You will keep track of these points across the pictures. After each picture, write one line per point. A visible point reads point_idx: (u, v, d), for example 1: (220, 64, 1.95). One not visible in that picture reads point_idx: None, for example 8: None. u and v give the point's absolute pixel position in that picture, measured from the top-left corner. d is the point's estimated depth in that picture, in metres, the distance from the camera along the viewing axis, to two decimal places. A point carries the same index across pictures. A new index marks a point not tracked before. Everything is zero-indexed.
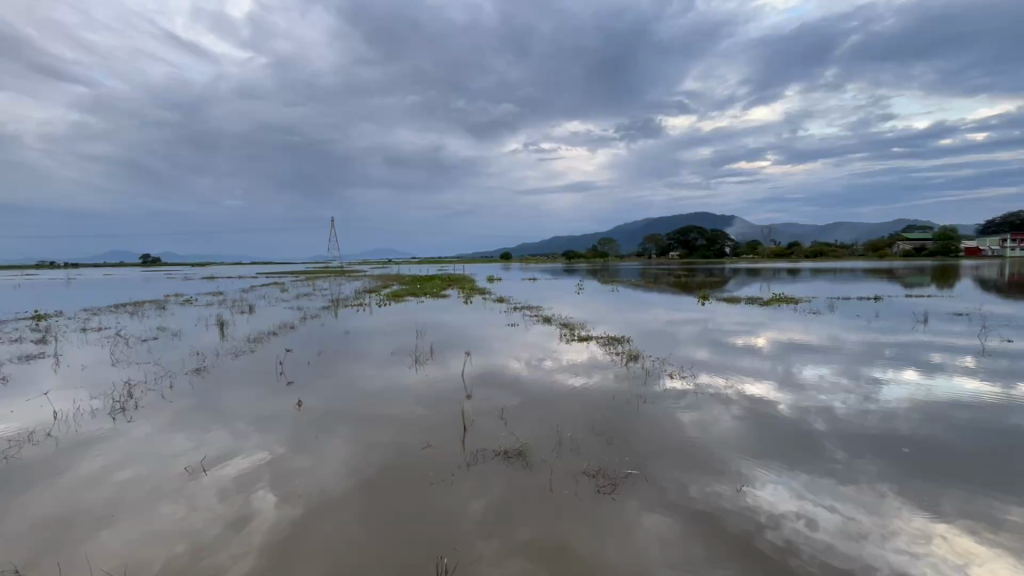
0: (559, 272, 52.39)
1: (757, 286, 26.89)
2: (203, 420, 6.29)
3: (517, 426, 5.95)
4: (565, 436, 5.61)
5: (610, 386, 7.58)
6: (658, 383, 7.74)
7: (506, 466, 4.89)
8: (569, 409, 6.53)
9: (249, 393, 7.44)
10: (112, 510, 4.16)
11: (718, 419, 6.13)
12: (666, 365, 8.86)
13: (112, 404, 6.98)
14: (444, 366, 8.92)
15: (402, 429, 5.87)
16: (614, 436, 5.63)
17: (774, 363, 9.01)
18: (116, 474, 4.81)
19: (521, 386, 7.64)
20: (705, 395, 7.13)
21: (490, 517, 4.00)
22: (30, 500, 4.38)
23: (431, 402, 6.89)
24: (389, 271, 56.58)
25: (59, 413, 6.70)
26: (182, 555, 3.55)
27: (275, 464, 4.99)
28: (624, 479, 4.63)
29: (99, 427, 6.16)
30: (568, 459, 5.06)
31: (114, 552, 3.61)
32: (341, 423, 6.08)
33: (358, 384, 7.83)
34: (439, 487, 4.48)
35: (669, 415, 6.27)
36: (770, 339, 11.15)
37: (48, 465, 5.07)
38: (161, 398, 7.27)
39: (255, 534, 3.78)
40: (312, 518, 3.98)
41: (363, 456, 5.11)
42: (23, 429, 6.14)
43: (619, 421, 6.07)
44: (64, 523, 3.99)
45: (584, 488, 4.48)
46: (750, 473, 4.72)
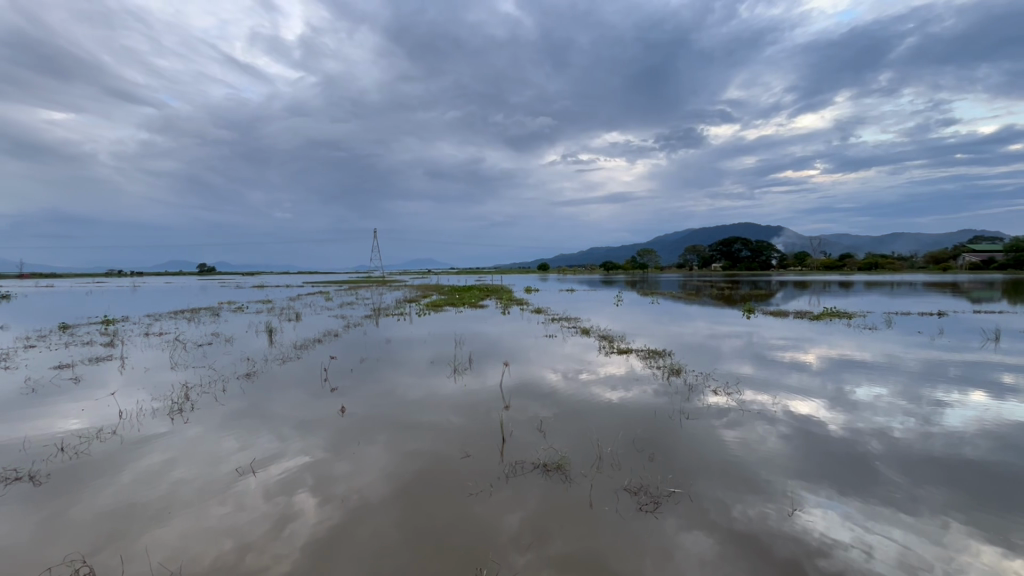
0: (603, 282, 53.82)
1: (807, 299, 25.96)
2: (252, 422, 6.56)
3: (556, 439, 5.89)
4: (605, 451, 5.50)
5: (650, 400, 7.42)
6: (699, 399, 7.51)
7: (545, 480, 4.84)
8: (608, 423, 6.41)
9: (295, 398, 7.70)
10: (168, 506, 4.37)
11: (764, 438, 5.88)
12: (709, 381, 8.55)
13: (171, 405, 7.37)
14: (482, 376, 8.96)
15: (440, 438, 5.92)
16: (655, 453, 5.48)
17: (824, 381, 8.54)
18: (172, 472, 5.06)
19: (559, 398, 7.58)
20: (749, 412, 6.86)
21: (527, 531, 3.96)
22: (94, 493, 4.66)
23: (469, 412, 6.93)
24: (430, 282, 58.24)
25: (123, 412, 7.13)
26: (228, 552, 3.68)
27: (317, 468, 5.11)
28: (668, 497, 4.49)
29: (159, 426, 6.51)
30: (608, 475, 4.96)
31: (168, 546, 3.79)
32: (381, 430, 6.19)
33: (398, 392, 7.97)
34: (477, 497, 4.49)
35: (712, 433, 6.06)
36: (820, 356, 10.60)
37: (111, 461, 5.39)
38: (214, 400, 7.61)
39: (297, 535, 3.89)
40: (351, 523, 4.05)
41: (401, 464, 5.17)
42: (92, 426, 6.56)
43: (660, 437, 5.91)
44: (125, 516, 4.22)
45: (624, 505, 4.37)
46: (797, 495, 4.50)
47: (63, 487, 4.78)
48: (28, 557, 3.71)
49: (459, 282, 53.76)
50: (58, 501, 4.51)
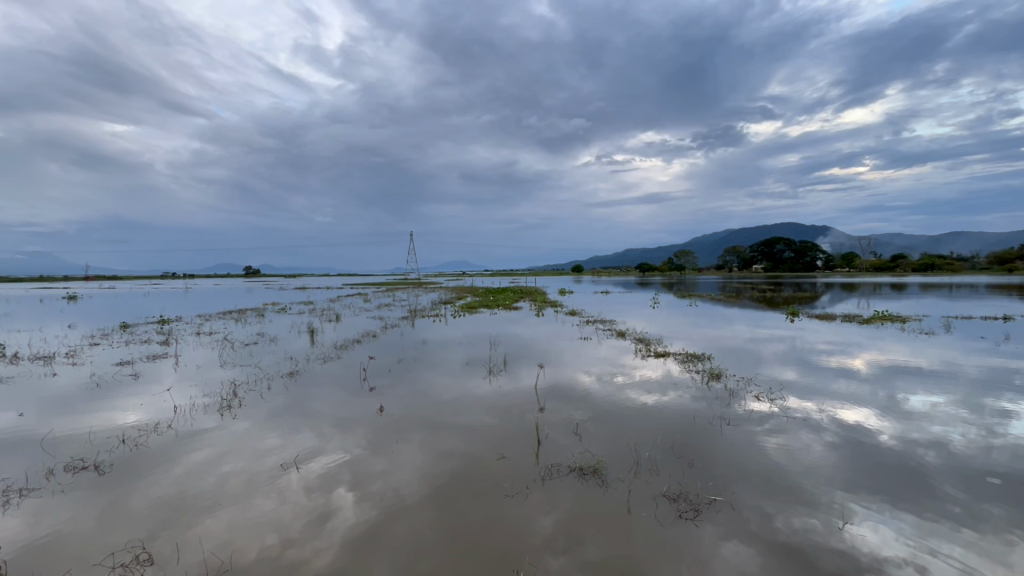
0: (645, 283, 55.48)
1: (855, 301, 25.24)
2: (295, 419, 6.78)
3: (592, 442, 5.83)
4: (643, 456, 5.41)
5: (688, 405, 7.25)
6: (740, 404, 7.29)
7: (581, 483, 4.80)
8: (644, 428, 6.30)
9: (335, 397, 7.92)
10: (216, 498, 4.57)
11: (809, 446, 5.65)
12: (750, 386, 8.27)
13: (220, 401, 7.71)
14: (517, 378, 8.99)
15: (475, 438, 5.96)
16: (695, 459, 5.35)
17: (874, 388, 8.12)
18: (220, 465, 5.29)
19: (594, 401, 7.51)
20: (794, 419, 6.60)
21: (561, 534, 3.93)
22: (151, 483, 4.93)
23: (504, 413, 6.96)
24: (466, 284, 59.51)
25: (177, 407, 7.51)
26: (272, 544, 3.82)
27: (355, 466, 5.24)
28: (708, 505, 4.37)
29: (209, 421, 6.83)
30: (646, 480, 4.88)
31: (217, 536, 3.96)
32: (417, 430, 6.29)
33: (433, 392, 8.10)
34: (512, 499, 4.49)
35: (753, 439, 5.87)
36: (870, 362, 10.10)
37: (166, 454, 5.68)
38: (259, 398, 7.91)
39: (336, 530, 4.00)
40: (388, 520, 4.13)
41: (437, 464, 5.23)
42: (149, 420, 6.94)
43: (700, 443, 5.77)
44: (178, 507, 4.44)
45: (663, 512, 4.28)
46: (845, 507, 4.30)
47: (122, 477, 5.07)
48: (92, 541, 3.96)
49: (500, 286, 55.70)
50: (118, 490, 4.78)
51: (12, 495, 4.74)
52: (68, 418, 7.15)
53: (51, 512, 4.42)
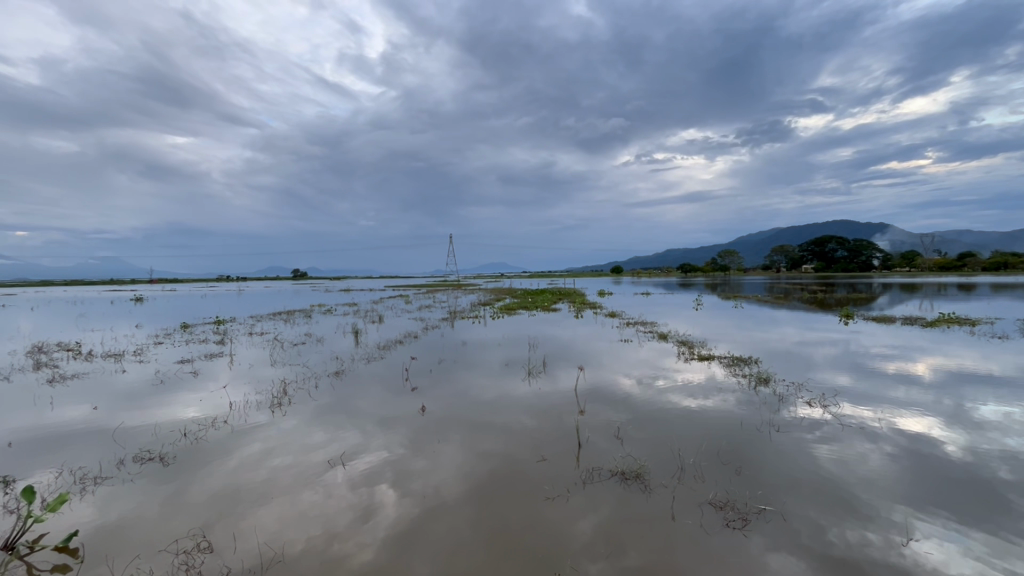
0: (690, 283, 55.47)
1: (918, 300, 24.43)
2: (341, 417, 7.00)
3: (634, 447, 5.72)
4: (687, 462, 5.27)
5: (734, 410, 7.01)
6: (789, 410, 6.99)
7: (622, 488, 4.73)
8: (687, 432, 6.14)
9: (378, 395, 8.13)
10: (267, 491, 4.77)
11: (865, 456, 5.35)
12: (802, 392, 7.90)
13: (271, 399, 8.06)
14: (556, 380, 8.93)
15: (515, 439, 5.98)
16: (742, 466, 5.17)
17: (939, 396, 7.58)
18: (271, 460, 5.53)
19: (635, 404, 7.38)
20: (848, 427, 6.27)
21: (602, 539, 3.89)
22: (208, 475, 5.20)
23: (543, 414, 6.95)
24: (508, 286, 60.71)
25: (232, 403, 7.90)
26: (319, 538, 3.96)
27: (397, 464, 5.36)
28: (757, 514, 4.21)
29: (261, 417, 7.15)
30: (691, 486, 4.75)
31: (268, 528, 4.13)
32: (457, 429, 6.37)
33: (472, 393, 8.18)
34: (553, 502, 4.47)
35: (804, 447, 5.63)
36: (934, 367, 9.45)
37: (222, 447, 5.99)
38: (307, 395, 8.23)
39: (378, 526, 4.11)
40: (429, 518, 4.21)
41: (476, 464, 5.27)
42: (207, 415, 7.33)
43: (747, 450, 5.57)
44: (233, 498, 4.67)
45: (709, 520, 4.15)
46: (907, 522, 4.05)
47: (183, 469, 5.38)
48: (157, 528, 4.22)
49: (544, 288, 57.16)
50: (179, 481, 5.09)
51: (88, 482, 5.12)
52: (136, 412, 7.65)
53: (121, 500, 4.74)
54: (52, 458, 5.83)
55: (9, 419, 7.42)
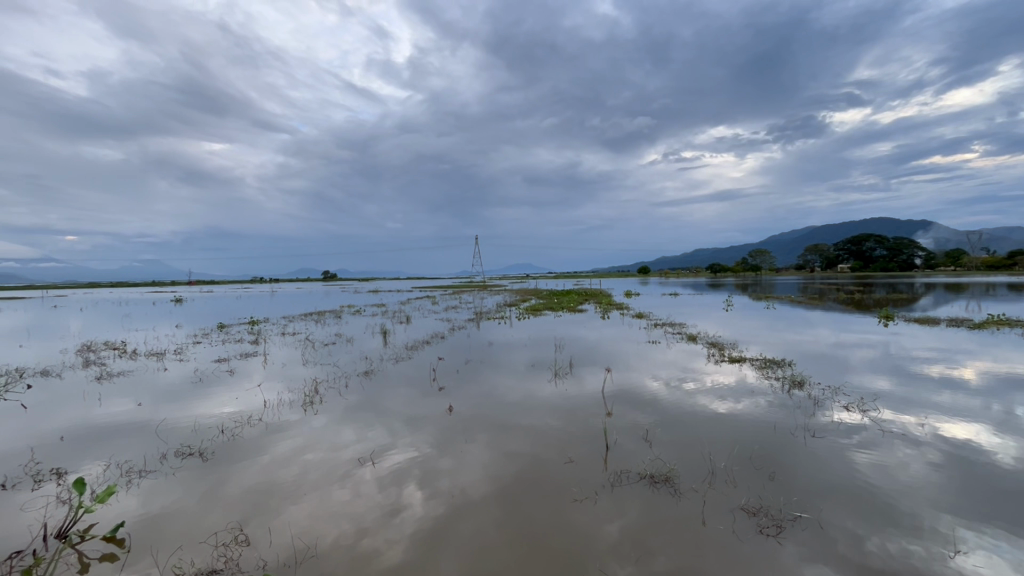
0: (719, 283, 55.01)
1: (964, 300, 23.64)
2: (369, 416, 7.12)
3: (663, 449, 5.64)
4: (718, 466, 5.16)
5: (765, 414, 6.82)
6: (825, 414, 6.77)
7: (651, 492, 4.66)
8: (718, 436, 6.00)
9: (406, 395, 8.24)
10: (298, 488, 4.88)
11: (907, 463, 5.13)
12: (838, 396, 7.64)
13: (303, 397, 8.26)
14: (582, 381, 8.86)
15: (540, 440, 5.96)
16: (776, 472, 5.02)
17: (987, 401, 7.22)
18: (302, 457, 5.67)
19: (663, 406, 7.26)
20: (888, 432, 6.03)
21: (630, 542, 3.84)
22: (242, 471, 5.36)
23: (569, 416, 6.91)
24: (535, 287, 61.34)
25: (266, 402, 8.12)
26: (348, 534, 4.03)
27: (424, 463, 5.42)
28: (792, 522, 4.09)
29: (293, 415, 7.34)
30: (722, 491, 4.65)
31: (300, 523, 4.23)
32: (483, 430, 6.40)
33: (498, 394, 8.18)
34: (580, 504, 4.44)
35: (839, 452, 5.44)
36: (981, 371, 9.00)
37: (256, 444, 6.16)
38: (338, 394, 8.42)
39: (406, 524, 4.16)
40: (455, 518, 4.23)
41: (502, 465, 5.28)
42: (242, 413, 7.56)
43: (780, 455, 5.42)
44: (266, 494, 4.80)
45: (741, 526, 4.06)
46: (953, 533, 3.87)
47: (219, 465, 5.56)
48: (195, 521, 4.37)
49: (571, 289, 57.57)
50: (216, 476, 5.26)
51: (133, 475, 5.36)
52: (177, 409, 7.96)
53: (162, 493, 4.93)
54: (99, 452, 6.11)
55: (61, 414, 7.82)
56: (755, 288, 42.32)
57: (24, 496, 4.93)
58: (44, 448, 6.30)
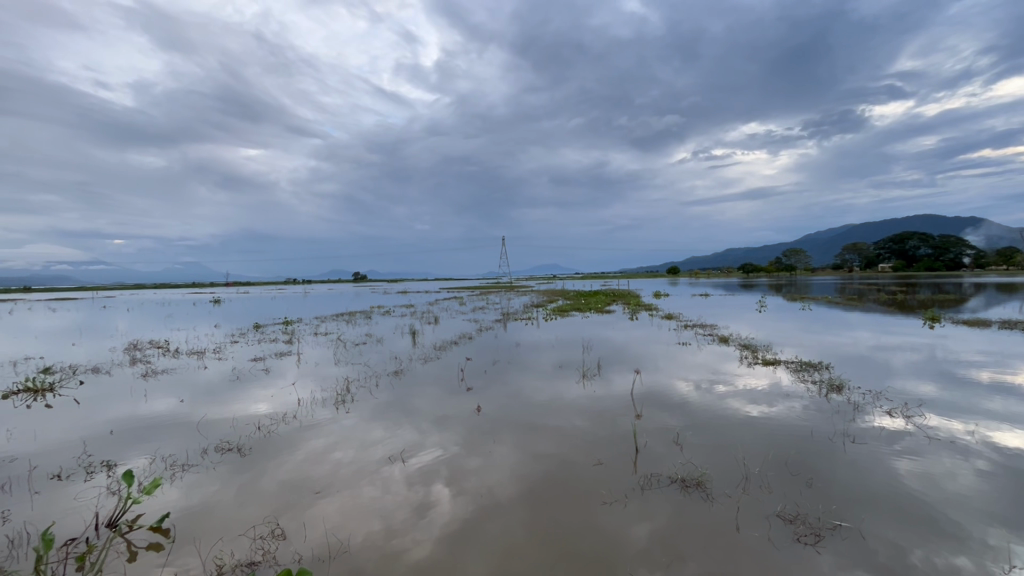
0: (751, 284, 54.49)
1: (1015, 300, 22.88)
2: (398, 415, 7.23)
3: (694, 453, 5.53)
4: (752, 471, 5.02)
5: (801, 419, 6.60)
6: (865, 420, 6.51)
7: (682, 496, 4.58)
8: (751, 440, 5.85)
9: (435, 395, 8.33)
10: (330, 484, 4.99)
11: (954, 472, 4.89)
12: (879, 401, 7.33)
13: (335, 395, 8.44)
14: (610, 383, 8.76)
15: (568, 442, 5.93)
16: (813, 478, 4.86)
17: None
18: (333, 454, 5.80)
19: (693, 409, 7.12)
20: (934, 440, 5.75)
21: (659, 547, 3.78)
22: (277, 467, 5.52)
23: (597, 417, 6.85)
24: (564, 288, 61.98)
25: (299, 400, 8.34)
26: (378, 531, 4.10)
27: (452, 462, 5.47)
28: (831, 531, 3.95)
29: (326, 413, 7.51)
30: (756, 497, 4.53)
31: (332, 519, 4.32)
32: (510, 430, 6.42)
33: (526, 394, 8.18)
34: (610, 507, 4.40)
35: (880, 460, 5.23)
36: None
37: (290, 441, 6.34)
38: (369, 393, 8.59)
39: (434, 523, 4.21)
40: (483, 518, 4.25)
41: (530, 465, 5.28)
42: (277, 410, 7.79)
43: (817, 461, 5.25)
44: (300, 489, 4.93)
45: (777, 533, 3.94)
46: (1006, 547, 3.67)
47: (256, 460, 5.74)
48: (233, 514, 4.52)
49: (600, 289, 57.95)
50: (253, 471, 5.43)
51: (176, 468, 5.58)
52: (216, 405, 8.26)
53: (202, 486, 5.12)
54: (146, 446, 6.40)
55: (110, 409, 8.23)
56: (785, 288, 42.17)
57: (77, 486, 5.20)
58: (95, 441, 6.64)
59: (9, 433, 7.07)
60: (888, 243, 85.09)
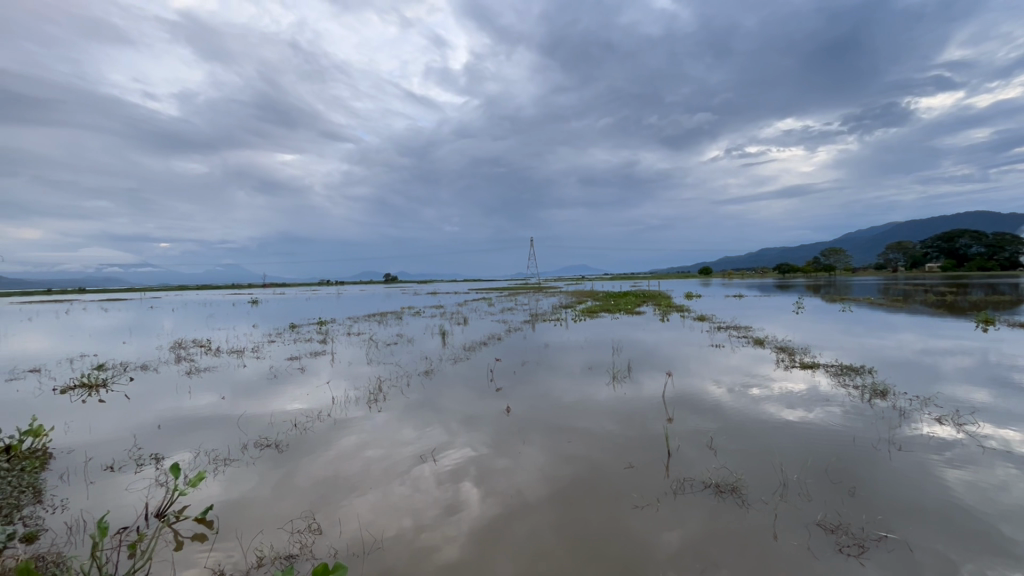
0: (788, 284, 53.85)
1: None
2: (428, 414, 7.32)
3: (728, 458, 5.40)
4: (790, 478, 4.87)
5: (842, 425, 6.35)
6: (912, 428, 6.20)
7: (716, 501, 4.48)
8: (789, 446, 5.66)
9: (465, 395, 8.40)
10: (362, 481, 5.10)
11: (1011, 484, 4.61)
12: (928, 408, 6.97)
13: (367, 394, 8.61)
14: (640, 386, 8.63)
15: (597, 444, 5.88)
16: (856, 487, 4.67)
17: None
18: (366, 452, 5.91)
19: (727, 413, 6.95)
20: (988, 449, 5.44)
21: (692, 554, 3.70)
22: (311, 463, 5.67)
23: (628, 420, 6.76)
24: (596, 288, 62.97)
25: (333, 398, 8.55)
26: (408, 528, 4.16)
27: (481, 462, 5.50)
28: (875, 542, 3.79)
29: (359, 412, 7.67)
30: (795, 505, 4.38)
31: (364, 516, 4.40)
32: (539, 431, 6.40)
33: (555, 396, 8.14)
34: (641, 511, 4.34)
35: (929, 469, 4.99)
36: None
37: (325, 438, 6.51)
38: (400, 392, 8.72)
39: (463, 521, 4.24)
40: (512, 518, 4.26)
41: (558, 467, 5.26)
42: (312, 408, 8.01)
43: (860, 469, 5.04)
44: (333, 486, 5.05)
45: (818, 543, 3.80)
46: None
47: (292, 456, 5.91)
48: (270, 508, 4.67)
49: (632, 288, 58.44)
50: (290, 466, 5.60)
51: (219, 462, 5.81)
52: (256, 402, 8.55)
53: (242, 480, 5.31)
54: (191, 440, 6.68)
55: (157, 404, 8.62)
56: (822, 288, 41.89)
57: (127, 477, 5.46)
58: (144, 434, 6.97)
59: (66, 426, 7.49)
60: (936, 241, 81.01)
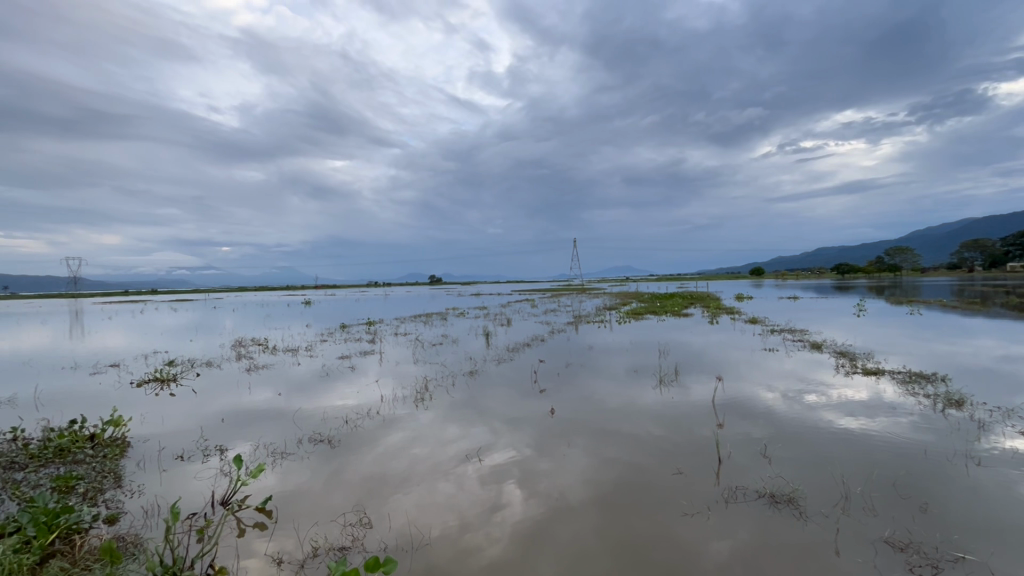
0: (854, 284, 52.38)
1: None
2: (473, 414, 7.40)
3: (784, 467, 5.15)
4: (853, 491, 4.60)
5: (912, 436, 5.93)
6: (993, 441, 5.72)
7: (772, 512, 4.28)
8: (852, 457, 5.34)
9: (509, 396, 8.44)
10: (409, 479, 5.21)
11: None
12: (1011, 420, 6.41)
13: (414, 393, 8.81)
14: (688, 390, 8.37)
15: (643, 449, 5.77)
16: (928, 503, 4.36)
17: None
18: (411, 450, 6.04)
19: (783, 420, 6.62)
20: None
21: (746, 566, 3.56)
22: (360, 459, 5.85)
23: (675, 425, 6.59)
24: (651, 288, 63.62)
25: (382, 396, 8.80)
26: (453, 526, 4.22)
27: (525, 463, 5.50)
28: (951, 563, 3.52)
29: (406, 410, 7.85)
30: (859, 520, 4.13)
31: (411, 512, 4.49)
32: (583, 434, 6.35)
33: (600, 399, 8.04)
34: (690, 519, 4.21)
35: (1013, 487, 4.58)
36: None
37: (374, 435, 6.71)
38: (446, 391, 8.87)
39: (506, 522, 4.26)
40: (556, 521, 4.24)
41: (603, 471, 5.19)
42: (362, 405, 8.28)
43: (931, 483, 4.70)
44: (381, 482, 5.18)
45: (885, 561, 3.57)
46: None
47: (343, 451, 6.12)
48: (322, 501, 4.85)
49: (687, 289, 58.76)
50: (340, 462, 5.79)
51: (277, 455, 6.10)
52: (309, 399, 8.91)
53: (297, 473, 5.55)
54: (251, 433, 7.05)
55: (221, 399, 9.15)
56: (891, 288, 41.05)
57: (195, 466, 5.83)
58: (209, 426, 7.43)
59: (142, 417, 8.08)
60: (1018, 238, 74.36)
